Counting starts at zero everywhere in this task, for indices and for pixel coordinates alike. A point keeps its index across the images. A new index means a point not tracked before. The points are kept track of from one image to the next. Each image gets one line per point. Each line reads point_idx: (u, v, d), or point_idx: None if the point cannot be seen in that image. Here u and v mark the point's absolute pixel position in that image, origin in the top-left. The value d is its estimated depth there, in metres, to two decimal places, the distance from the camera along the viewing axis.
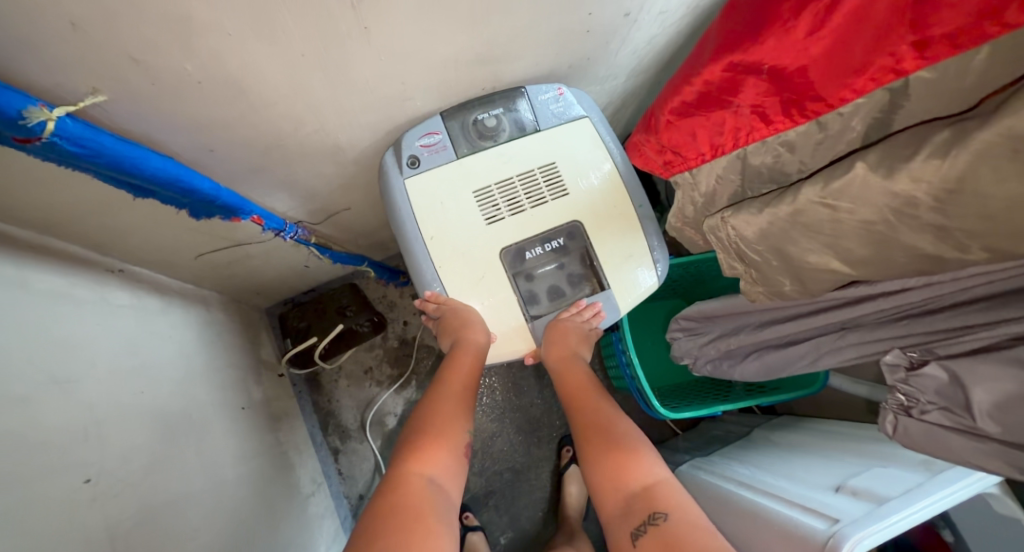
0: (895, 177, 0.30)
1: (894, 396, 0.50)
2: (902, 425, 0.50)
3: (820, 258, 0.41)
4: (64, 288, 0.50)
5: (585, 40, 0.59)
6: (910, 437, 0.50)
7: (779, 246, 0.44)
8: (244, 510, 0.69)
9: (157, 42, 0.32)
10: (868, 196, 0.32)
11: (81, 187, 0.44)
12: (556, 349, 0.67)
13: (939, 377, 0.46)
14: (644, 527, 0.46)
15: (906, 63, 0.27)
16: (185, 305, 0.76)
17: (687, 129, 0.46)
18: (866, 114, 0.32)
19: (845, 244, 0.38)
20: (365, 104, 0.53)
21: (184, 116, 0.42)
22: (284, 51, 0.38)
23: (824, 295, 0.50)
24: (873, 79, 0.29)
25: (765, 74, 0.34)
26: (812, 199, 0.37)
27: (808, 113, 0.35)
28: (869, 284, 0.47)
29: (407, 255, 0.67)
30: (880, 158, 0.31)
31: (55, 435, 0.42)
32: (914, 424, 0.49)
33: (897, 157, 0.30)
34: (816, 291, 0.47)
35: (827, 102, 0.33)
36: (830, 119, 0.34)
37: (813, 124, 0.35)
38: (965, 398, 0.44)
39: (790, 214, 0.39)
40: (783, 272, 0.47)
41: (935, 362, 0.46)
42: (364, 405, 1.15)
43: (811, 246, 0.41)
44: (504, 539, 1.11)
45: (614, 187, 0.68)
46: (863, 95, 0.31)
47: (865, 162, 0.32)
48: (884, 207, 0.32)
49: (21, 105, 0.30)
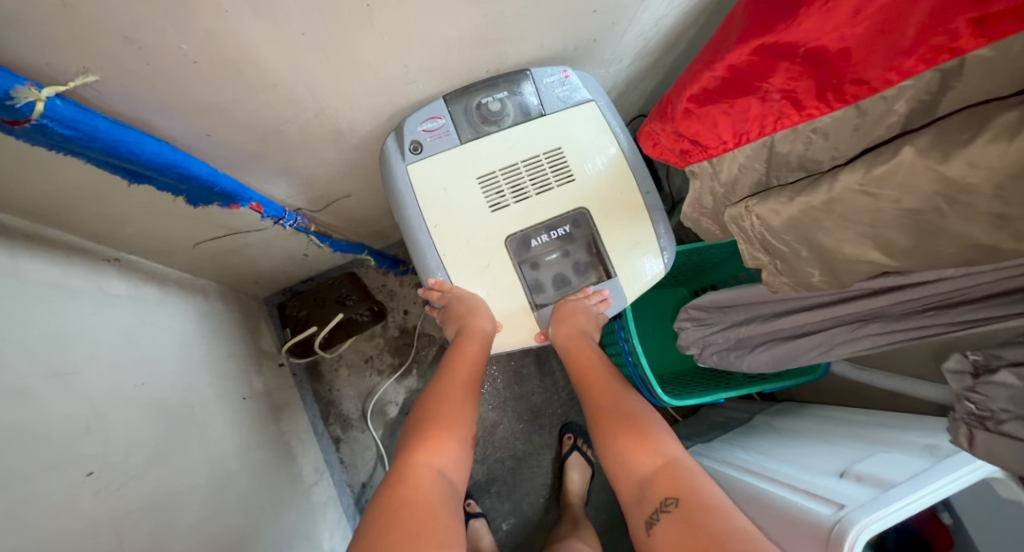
0: (950, 162, 0.29)
1: (964, 406, 0.49)
2: (980, 439, 0.47)
3: (855, 248, 0.40)
4: (59, 278, 0.49)
5: (592, 21, 0.58)
6: (991, 454, 0.46)
7: (810, 235, 0.43)
8: (247, 501, 0.69)
9: (151, 19, 0.31)
10: (916, 181, 0.31)
11: (76, 173, 0.43)
12: (564, 327, 0.66)
13: (1012, 384, 0.45)
14: (657, 514, 0.48)
15: (963, 42, 0.26)
16: (183, 295, 0.74)
17: (707, 118, 0.45)
18: (911, 97, 0.31)
19: (887, 234, 0.37)
20: (365, 86, 0.51)
21: (181, 99, 0.41)
22: (283, 31, 0.36)
23: (853, 285, 0.50)
24: (924, 59, 0.28)
25: (801, 57, 0.34)
26: (850, 185, 0.36)
27: (848, 97, 0.34)
28: (901, 275, 0.46)
29: (410, 243, 0.66)
30: (933, 141, 0.30)
31: (56, 431, 0.41)
32: (990, 437, 0.46)
33: (953, 140, 0.29)
34: (846, 282, 0.46)
35: (870, 86, 0.32)
36: (872, 102, 0.33)
37: (852, 108, 0.34)
38: None
39: (824, 203, 0.39)
40: (812, 263, 0.46)
41: (1008, 369, 0.45)
42: (365, 394, 1.15)
43: (846, 235, 0.40)
44: (506, 525, 1.12)
45: (620, 172, 0.67)
46: (911, 77, 0.30)
47: (913, 146, 0.31)
48: (934, 194, 0.31)
49: (8, 85, 0.28)
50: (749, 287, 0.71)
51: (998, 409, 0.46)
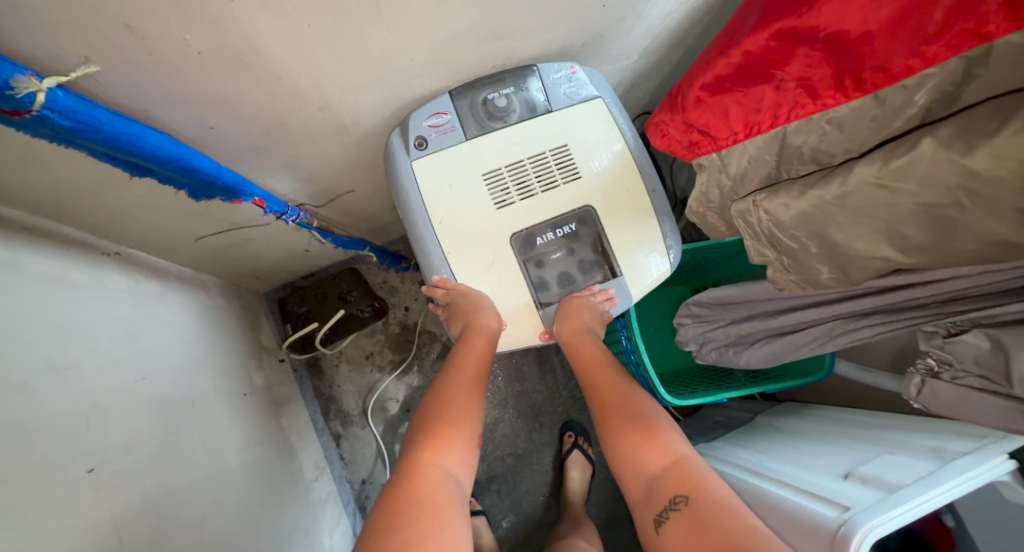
0: (973, 154, 0.28)
1: (925, 361, 0.52)
2: (929, 387, 0.51)
3: (868, 245, 0.40)
4: (60, 272, 0.48)
5: (600, 16, 0.57)
6: (937, 399, 0.51)
7: (821, 230, 0.42)
8: (248, 497, 0.69)
9: (155, 8, 0.30)
10: (936, 175, 0.31)
11: (77, 166, 0.42)
12: (569, 323, 0.66)
13: (979, 344, 0.45)
14: (667, 512, 0.47)
15: (992, 26, 0.25)
16: (184, 290, 0.74)
17: (719, 107, 0.45)
18: (934, 87, 0.31)
19: (903, 230, 0.36)
20: (370, 79, 0.50)
21: (185, 90, 0.40)
22: (289, 23, 0.36)
23: (862, 282, 0.49)
24: (949, 46, 0.28)
25: (821, 42, 0.34)
26: (866, 178, 0.36)
27: (866, 86, 0.34)
28: (913, 272, 0.46)
29: (415, 239, 0.65)
30: (955, 133, 0.29)
31: (56, 426, 0.40)
32: (942, 386, 0.50)
33: (977, 131, 0.28)
34: (855, 280, 0.45)
35: (890, 73, 0.32)
36: (891, 92, 0.33)
37: (870, 97, 0.34)
38: (1005, 365, 0.43)
39: (838, 197, 0.38)
40: (822, 260, 0.45)
41: (977, 329, 0.45)
42: (365, 390, 1.15)
43: (859, 231, 0.39)
44: (506, 523, 1.12)
45: (626, 168, 0.67)
46: (934, 64, 0.29)
47: (935, 138, 0.30)
48: (954, 188, 0.30)
49: (9, 74, 0.28)
50: (752, 284, 0.70)
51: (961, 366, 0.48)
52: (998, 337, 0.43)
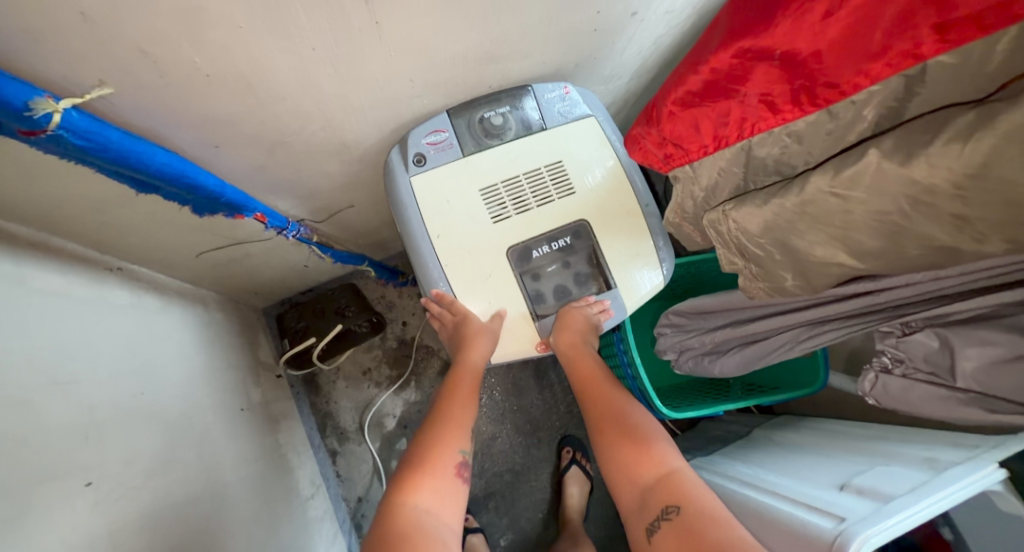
0: (912, 164, 0.30)
1: (880, 358, 0.52)
2: (882, 382, 0.52)
3: (825, 251, 0.41)
4: (62, 287, 0.49)
5: (592, 38, 0.59)
6: (887, 393, 0.52)
7: (783, 238, 0.44)
8: (243, 513, 0.68)
9: (171, 34, 0.32)
10: (883, 185, 0.33)
11: (83, 183, 0.43)
12: (566, 336, 0.67)
13: (929, 343, 0.46)
14: (658, 522, 0.48)
15: (926, 47, 0.28)
16: (184, 305, 0.75)
17: (691, 119, 0.47)
18: (879, 103, 0.33)
19: (857, 237, 0.38)
20: (371, 100, 0.52)
21: (188, 114, 0.42)
22: (295, 46, 0.38)
23: (824, 291, 0.49)
24: (890, 64, 0.30)
25: (778, 59, 0.36)
26: (821, 188, 0.37)
27: (820, 101, 0.36)
28: (872, 279, 0.46)
29: (412, 253, 0.66)
30: (896, 144, 0.31)
31: (55, 439, 0.41)
32: (895, 382, 0.51)
33: (915, 142, 0.30)
34: (818, 287, 0.47)
35: (839, 89, 0.34)
36: (842, 107, 0.35)
37: (824, 112, 0.36)
38: (952, 363, 0.45)
39: (797, 205, 0.40)
40: (786, 266, 0.47)
41: (927, 329, 0.46)
42: (363, 406, 1.14)
43: (817, 238, 0.41)
44: (504, 541, 1.11)
45: (618, 182, 0.68)
46: (877, 82, 0.31)
47: (879, 148, 0.32)
48: (900, 197, 0.32)
49: (27, 97, 0.29)
50: (726, 293, 0.70)
51: (914, 364, 0.49)
52: (946, 336, 0.45)
